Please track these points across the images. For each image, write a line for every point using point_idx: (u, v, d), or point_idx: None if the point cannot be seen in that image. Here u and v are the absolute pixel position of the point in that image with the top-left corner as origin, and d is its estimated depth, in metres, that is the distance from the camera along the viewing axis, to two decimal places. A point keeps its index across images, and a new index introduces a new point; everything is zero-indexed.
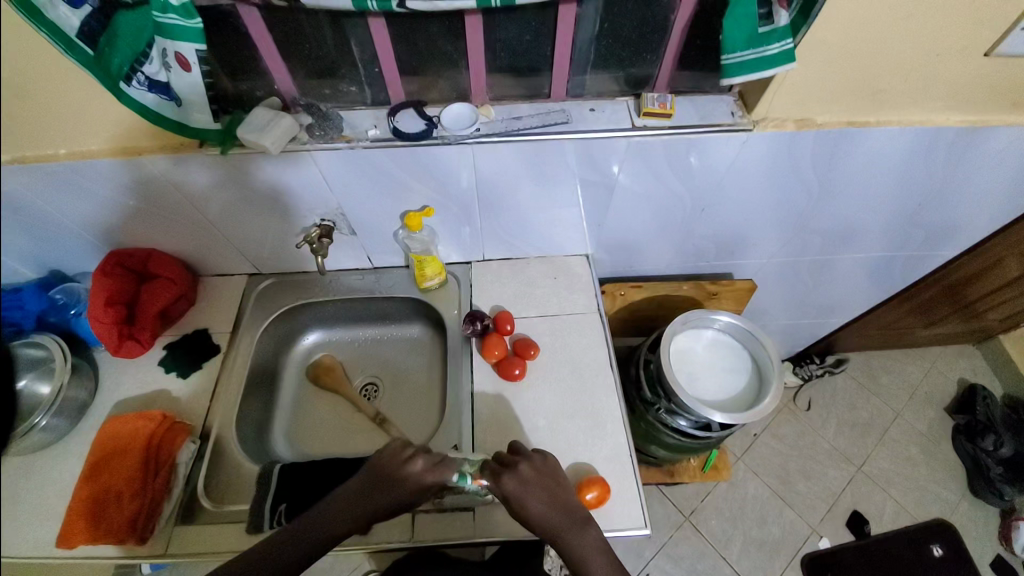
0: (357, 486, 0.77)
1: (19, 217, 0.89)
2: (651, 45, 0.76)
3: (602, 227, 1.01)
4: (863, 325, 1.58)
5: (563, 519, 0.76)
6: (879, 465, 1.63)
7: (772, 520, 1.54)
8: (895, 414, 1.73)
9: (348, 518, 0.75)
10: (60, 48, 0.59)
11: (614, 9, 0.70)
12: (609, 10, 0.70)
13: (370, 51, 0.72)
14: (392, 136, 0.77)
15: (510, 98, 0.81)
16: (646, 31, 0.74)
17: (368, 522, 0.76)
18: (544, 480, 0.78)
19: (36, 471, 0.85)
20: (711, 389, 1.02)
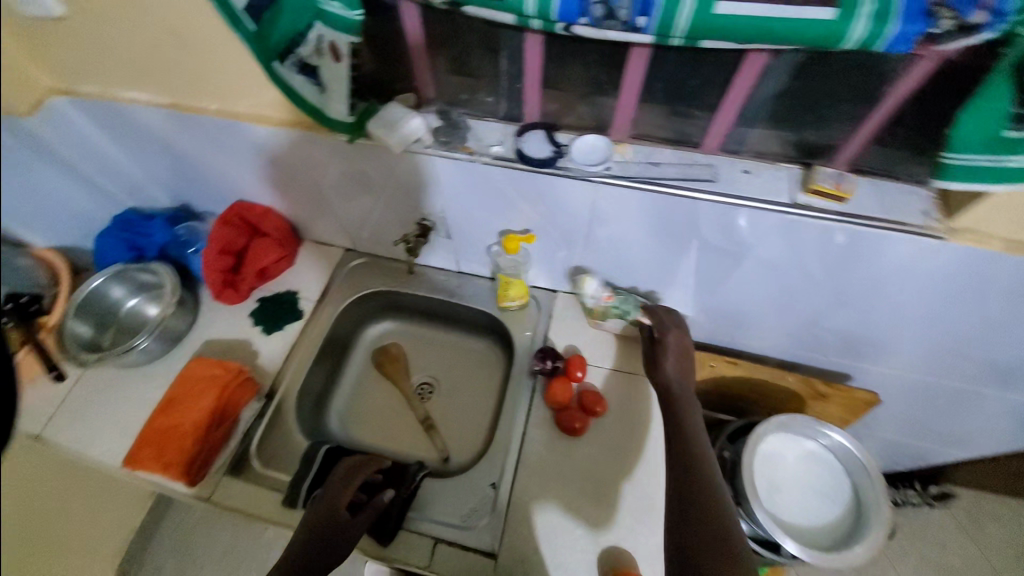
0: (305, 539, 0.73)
1: (168, 155, 0.97)
2: (844, 114, 0.63)
3: (714, 294, 0.90)
4: None
5: (685, 388, 0.82)
6: None
7: None
8: None
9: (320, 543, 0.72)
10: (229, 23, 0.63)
11: (812, 69, 0.59)
12: (806, 69, 0.59)
13: (518, 66, 0.67)
14: (515, 156, 0.71)
15: (653, 139, 0.72)
16: (844, 98, 0.61)
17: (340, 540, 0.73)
18: (683, 352, 0.85)
19: (131, 385, 0.95)
20: (790, 507, 0.89)
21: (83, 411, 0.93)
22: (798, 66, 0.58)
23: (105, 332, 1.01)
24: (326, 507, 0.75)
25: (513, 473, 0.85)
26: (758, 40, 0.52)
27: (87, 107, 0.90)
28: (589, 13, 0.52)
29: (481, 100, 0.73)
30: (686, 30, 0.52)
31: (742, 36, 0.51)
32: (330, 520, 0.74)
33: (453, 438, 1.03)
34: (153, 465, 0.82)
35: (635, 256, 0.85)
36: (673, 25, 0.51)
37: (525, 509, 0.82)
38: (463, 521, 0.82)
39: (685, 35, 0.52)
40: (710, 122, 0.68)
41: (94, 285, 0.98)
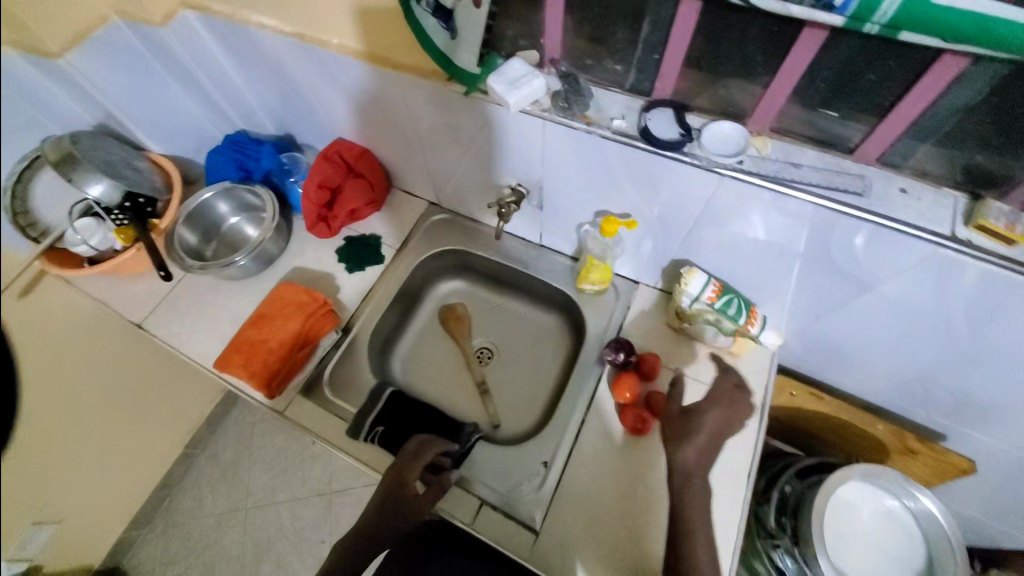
0: (378, 503, 0.79)
1: (282, 83, 0.99)
2: None
3: (816, 319, 0.81)
4: None
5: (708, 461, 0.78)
6: None
7: None
8: None
9: (388, 509, 0.78)
10: None
11: (1020, 83, 0.48)
12: (1013, 81, 0.48)
13: (661, 34, 0.60)
14: (637, 134, 0.66)
15: (798, 136, 0.64)
16: None
17: (409, 510, 0.78)
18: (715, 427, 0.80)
19: (224, 296, 1.02)
20: (855, 562, 0.82)
21: (183, 311, 1.02)
22: (1001, 78, 0.49)
23: (210, 245, 1.08)
24: (397, 479, 0.80)
25: (565, 457, 0.84)
26: (972, 40, 0.46)
27: (209, 24, 0.93)
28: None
29: (609, 67, 0.67)
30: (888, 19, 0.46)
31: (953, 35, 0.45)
32: (399, 493, 0.79)
33: (504, 411, 1.03)
34: (240, 372, 0.90)
35: (739, 259, 0.78)
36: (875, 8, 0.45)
37: (571, 495, 0.81)
38: (508, 491, 0.83)
39: (886, 23, 0.46)
40: (874, 128, 0.58)
41: (205, 199, 1.05)
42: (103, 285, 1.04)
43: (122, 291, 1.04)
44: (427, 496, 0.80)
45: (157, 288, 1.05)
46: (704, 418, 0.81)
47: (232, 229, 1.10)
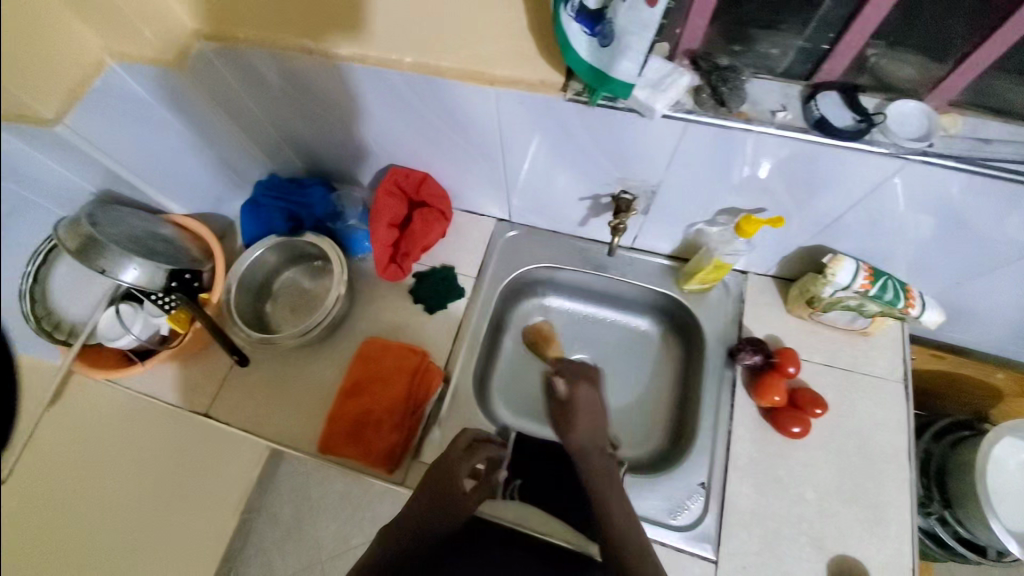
0: (425, 496, 0.74)
1: (326, 111, 0.86)
2: None
3: (958, 287, 0.78)
4: None
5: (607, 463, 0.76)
6: None
7: None
8: None
9: (437, 505, 0.73)
10: None
11: None
12: None
13: (847, 12, 0.54)
14: (809, 127, 0.59)
15: (978, 110, 0.59)
16: None
17: (460, 509, 0.74)
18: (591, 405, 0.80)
19: (296, 365, 0.91)
20: (1014, 515, 0.84)
21: (257, 391, 0.89)
22: None
23: (265, 308, 0.96)
24: (448, 471, 0.76)
25: (725, 473, 0.80)
26: None
27: (229, 56, 0.78)
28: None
29: (761, 52, 0.60)
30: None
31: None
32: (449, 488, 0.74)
33: (622, 432, 0.96)
34: (351, 452, 0.81)
35: (891, 239, 0.72)
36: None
37: (741, 512, 0.77)
38: (675, 516, 0.78)
39: None
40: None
41: (254, 256, 0.92)
42: (163, 377, 0.93)
43: (182, 380, 0.93)
44: (479, 492, 0.78)
45: (220, 369, 0.93)
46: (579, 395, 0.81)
47: (285, 285, 0.98)
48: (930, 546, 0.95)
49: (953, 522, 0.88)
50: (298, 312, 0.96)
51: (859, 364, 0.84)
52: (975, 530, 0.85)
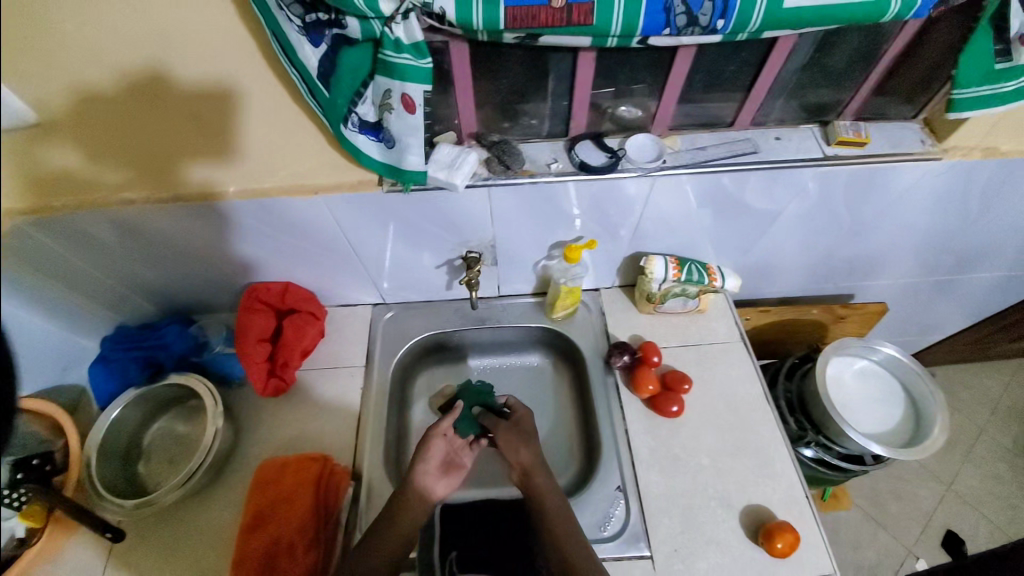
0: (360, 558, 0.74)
1: (169, 251, 0.88)
2: (852, 75, 0.75)
3: (748, 254, 0.98)
4: (951, 343, 1.48)
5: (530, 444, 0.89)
6: (966, 482, 1.47)
7: (866, 543, 1.40)
8: (978, 430, 1.55)
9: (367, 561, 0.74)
10: (307, 91, 0.59)
11: (826, 47, 0.70)
12: (824, 45, 0.70)
13: (567, 86, 0.71)
14: (577, 169, 0.75)
15: (690, 126, 0.79)
16: (852, 61, 0.73)
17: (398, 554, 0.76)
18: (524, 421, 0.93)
19: (186, 519, 0.83)
20: (865, 419, 1.02)
21: (147, 566, 0.80)
22: (819, 41, 0.69)
23: (137, 469, 0.88)
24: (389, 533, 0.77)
25: (634, 471, 0.87)
26: (813, 23, 0.56)
27: (54, 225, 0.79)
28: (672, 24, 0.54)
29: (525, 123, 0.76)
30: (758, 25, 0.55)
31: (800, 23, 0.56)
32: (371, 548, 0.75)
33: None
34: None
35: (682, 232, 0.90)
36: (748, 23, 0.55)
37: (658, 499, 0.84)
38: (605, 528, 0.82)
39: (755, 31, 0.56)
40: (745, 98, 0.75)
41: (112, 418, 0.85)
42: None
43: None
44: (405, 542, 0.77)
45: (95, 557, 0.81)
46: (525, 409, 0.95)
47: (158, 439, 0.91)
48: (819, 470, 1.07)
49: (828, 441, 1.02)
50: (177, 462, 0.89)
51: (707, 336, 1.00)
52: (846, 442, 0.99)
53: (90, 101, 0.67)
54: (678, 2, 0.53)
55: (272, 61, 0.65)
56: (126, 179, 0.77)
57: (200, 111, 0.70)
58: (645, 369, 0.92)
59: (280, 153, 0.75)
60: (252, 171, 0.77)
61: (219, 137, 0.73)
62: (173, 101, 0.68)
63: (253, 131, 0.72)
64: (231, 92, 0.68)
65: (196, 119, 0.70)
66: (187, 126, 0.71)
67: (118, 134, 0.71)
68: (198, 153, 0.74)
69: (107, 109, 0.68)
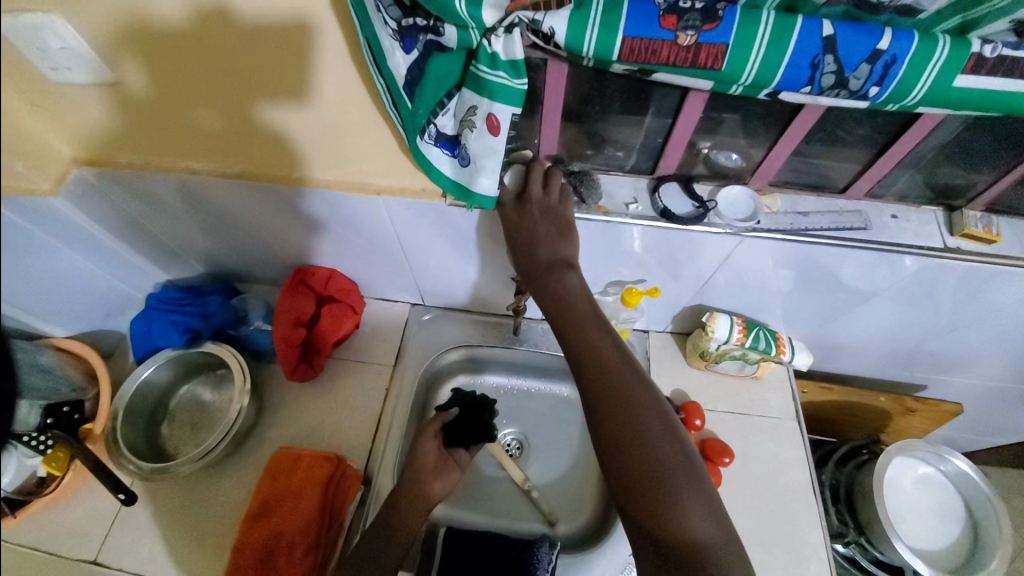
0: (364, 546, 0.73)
1: (222, 222, 0.87)
2: (998, 162, 0.64)
3: (822, 327, 0.88)
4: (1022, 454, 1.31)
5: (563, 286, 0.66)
6: None
7: None
8: None
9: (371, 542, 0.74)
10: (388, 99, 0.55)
11: (979, 128, 0.60)
12: (977, 124, 0.59)
13: (665, 124, 0.64)
14: (658, 215, 0.68)
15: (794, 186, 0.71)
16: (1005, 147, 0.62)
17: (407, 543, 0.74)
18: (551, 217, 0.66)
19: (198, 490, 0.84)
20: (915, 531, 0.91)
21: (154, 528, 0.81)
22: (973, 120, 0.59)
23: (161, 430, 0.90)
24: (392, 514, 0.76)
25: None
26: (986, 108, 0.47)
27: (112, 179, 0.79)
28: (816, 82, 0.47)
29: (610, 154, 0.70)
30: (917, 100, 0.47)
31: (969, 104, 0.47)
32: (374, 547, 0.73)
33: (556, 507, 0.95)
34: None
35: (754, 293, 0.81)
36: (910, 91, 0.46)
37: None
38: None
39: (912, 104, 0.48)
40: (869, 164, 0.66)
41: (145, 376, 0.87)
42: (43, 525, 0.81)
43: (67, 525, 0.81)
44: (417, 514, 0.76)
45: (107, 508, 0.83)
46: (537, 248, 0.66)
47: (184, 403, 0.92)
48: None
49: (869, 546, 0.91)
50: (198, 430, 0.90)
51: (757, 406, 0.91)
52: (889, 552, 0.89)
53: (163, 36, 0.62)
54: (831, 59, 0.45)
55: (356, 53, 0.61)
56: (186, 144, 0.75)
57: (271, 82, 0.66)
58: None
59: (361, 105, 0.66)
60: (333, 120, 0.69)
61: (280, 116, 0.70)
62: (243, 32, 0.60)
63: (331, 76, 0.64)
64: (298, 76, 0.65)
65: (268, 61, 0.63)
66: (259, 61, 0.63)
67: (192, 72, 0.65)
68: (273, 92, 0.67)
69: (182, 46, 0.62)
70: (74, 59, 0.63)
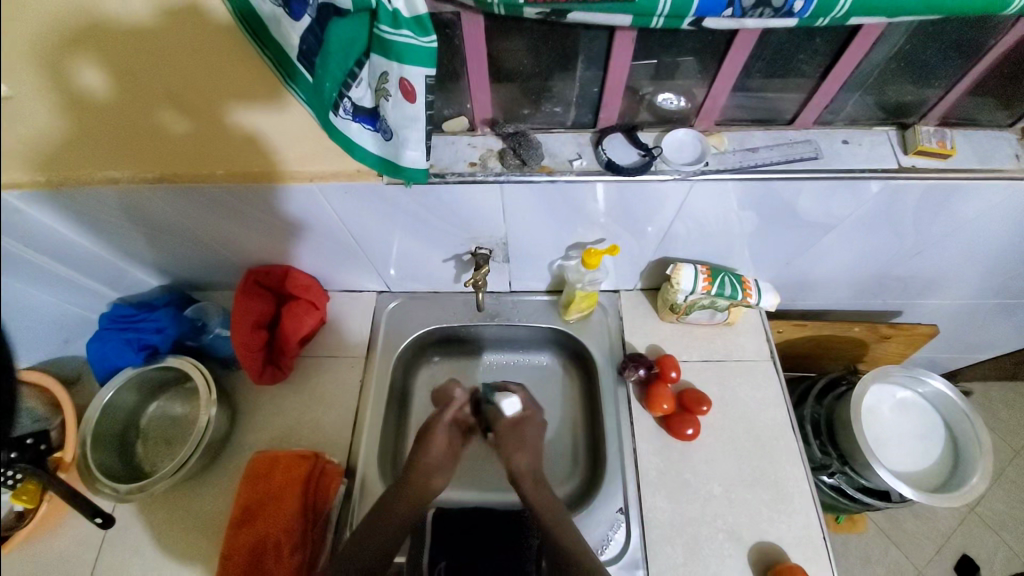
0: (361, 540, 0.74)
1: (162, 233, 0.83)
2: (944, 72, 0.62)
3: (788, 265, 0.87)
4: (1000, 367, 1.33)
5: None
6: (990, 505, 1.31)
7: (876, 559, 1.26)
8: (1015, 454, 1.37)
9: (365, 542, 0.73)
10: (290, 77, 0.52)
11: (919, 38, 0.57)
12: (918, 33, 0.57)
13: (599, 70, 0.61)
14: (603, 168, 0.66)
15: (742, 122, 0.69)
16: (949, 55, 0.60)
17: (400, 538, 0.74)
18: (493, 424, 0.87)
19: (181, 502, 0.83)
20: (897, 456, 0.93)
21: (139, 547, 0.80)
22: (912, 30, 0.56)
23: (135, 450, 0.88)
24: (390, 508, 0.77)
25: (639, 492, 0.81)
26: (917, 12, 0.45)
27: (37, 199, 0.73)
28: (737, 3, 0.44)
29: (548, 111, 0.67)
30: (843, 11, 0.45)
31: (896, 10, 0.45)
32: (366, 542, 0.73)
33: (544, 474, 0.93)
34: None
35: (716, 239, 0.80)
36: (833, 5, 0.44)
37: (661, 526, 0.79)
38: (601, 552, 0.77)
39: (841, 16, 0.45)
40: (815, 90, 0.63)
41: (107, 398, 0.85)
42: (28, 558, 0.80)
43: (53, 553, 0.80)
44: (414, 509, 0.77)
45: (90, 533, 0.82)
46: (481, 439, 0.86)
47: (157, 420, 0.91)
48: (836, 498, 1.00)
49: (853, 475, 0.93)
50: (173, 445, 0.89)
51: (732, 351, 0.91)
52: (873, 478, 0.90)
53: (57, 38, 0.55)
54: None
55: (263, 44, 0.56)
56: (107, 155, 0.69)
57: (184, 79, 0.60)
58: (659, 390, 0.84)
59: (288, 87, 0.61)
60: (274, 111, 0.65)
61: (203, 115, 0.65)
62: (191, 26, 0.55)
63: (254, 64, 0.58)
64: (214, 70, 0.59)
65: (178, 57, 0.58)
66: (210, 59, 0.58)
67: (133, 73, 0.59)
68: (204, 88, 0.62)
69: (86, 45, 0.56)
70: None
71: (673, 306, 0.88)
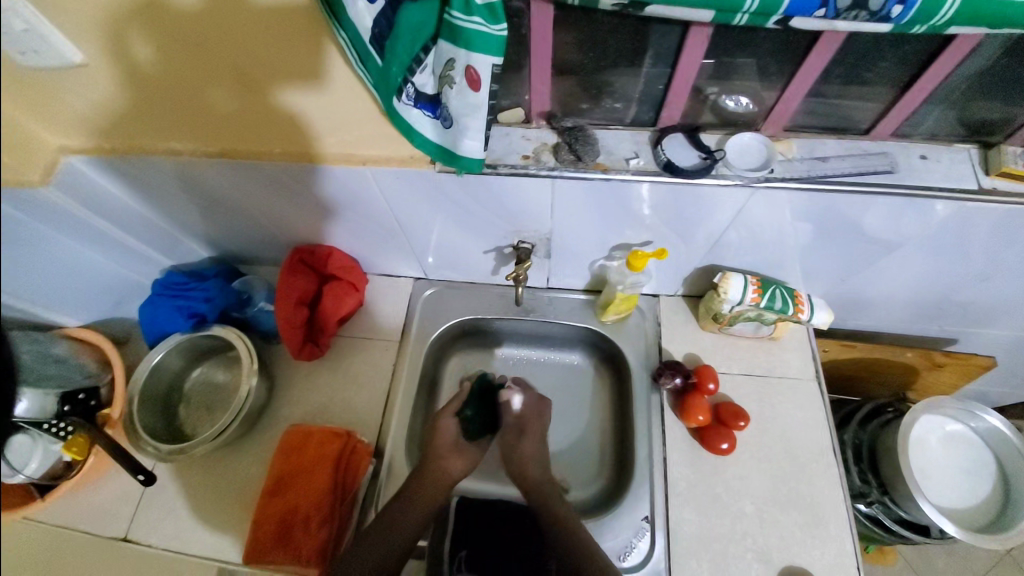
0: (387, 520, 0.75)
1: (215, 206, 0.86)
2: None
3: (842, 282, 0.83)
4: None
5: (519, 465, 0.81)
6: None
7: None
8: None
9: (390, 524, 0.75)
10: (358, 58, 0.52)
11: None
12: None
13: (667, 67, 0.59)
14: (660, 169, 0.64)
15: (812, 129, 0.65)
16: None
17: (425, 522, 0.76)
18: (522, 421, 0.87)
19: (218, 466, 0.86)
20: (941, 491, 0.88)
21: (177, 505, 0.84)
22: (1016, 41, 0.52)
23: (178, 413, 0.92)
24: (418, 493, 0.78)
25: (667, 503, 0.79)
26: None
27: (105, 165, 0.76)
28: (832, 3, 0.41)
29: (608, 107, 0.65)
30: (948, 17, 0.41)
31: (1010, 19, 0.41)
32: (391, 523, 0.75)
33: (567, 474, 0.93)
34: (281, 556, 0.75)
35: (769, 250, 0.76)
36: (939, 10, 0.40)
37: (686, 540, 0.77)
38: (623, 558, 0.76)
39: (945, 23, 0.42)
40: (897, 99, 0.59)
41: (156, 361, 0.89)
42: (77, 505, 0.85)
43: (99, 503, 0.85)
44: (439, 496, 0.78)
45: (133, 488, 0.86)
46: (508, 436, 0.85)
47: (200, 386, 0.95)
48: (870, 527, 0.96)
49: (893, 505, 0.89)
50: (213, 411, 0.92)
51: (774, 367, 0.88)
52: (914, 512, 0.86)
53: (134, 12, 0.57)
54: None
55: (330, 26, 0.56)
56: (172, 126, 0.72)
57: (250, 58, 0.61)
58: (696, 401, 0.82)
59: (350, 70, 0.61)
60: (332, 94, 0.65)
61: (264, 94, 0.66)
62: (258, 11, 0.55)
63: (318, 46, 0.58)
64: (279, 51, 0.60)
65: (245, 37, 0.58)
66: (276, 40, 0.59)
67: (203, 50, 0.60)
68: (266, 68, 0.62)
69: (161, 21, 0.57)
70: (40, 42, 0.59)
71: (716, 315, 0.85)
